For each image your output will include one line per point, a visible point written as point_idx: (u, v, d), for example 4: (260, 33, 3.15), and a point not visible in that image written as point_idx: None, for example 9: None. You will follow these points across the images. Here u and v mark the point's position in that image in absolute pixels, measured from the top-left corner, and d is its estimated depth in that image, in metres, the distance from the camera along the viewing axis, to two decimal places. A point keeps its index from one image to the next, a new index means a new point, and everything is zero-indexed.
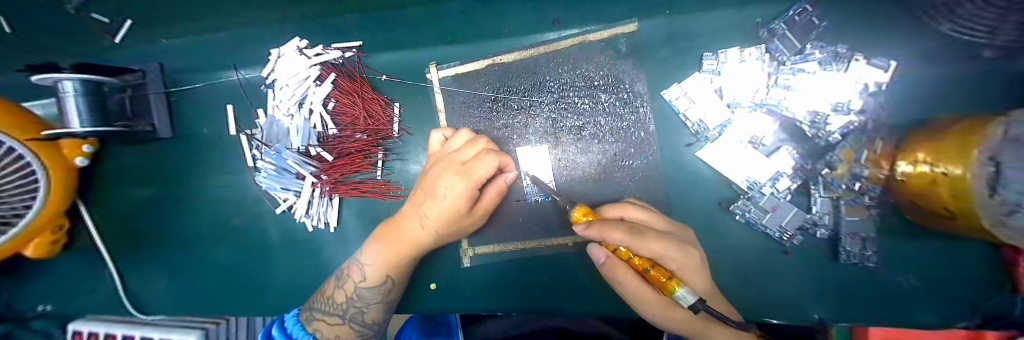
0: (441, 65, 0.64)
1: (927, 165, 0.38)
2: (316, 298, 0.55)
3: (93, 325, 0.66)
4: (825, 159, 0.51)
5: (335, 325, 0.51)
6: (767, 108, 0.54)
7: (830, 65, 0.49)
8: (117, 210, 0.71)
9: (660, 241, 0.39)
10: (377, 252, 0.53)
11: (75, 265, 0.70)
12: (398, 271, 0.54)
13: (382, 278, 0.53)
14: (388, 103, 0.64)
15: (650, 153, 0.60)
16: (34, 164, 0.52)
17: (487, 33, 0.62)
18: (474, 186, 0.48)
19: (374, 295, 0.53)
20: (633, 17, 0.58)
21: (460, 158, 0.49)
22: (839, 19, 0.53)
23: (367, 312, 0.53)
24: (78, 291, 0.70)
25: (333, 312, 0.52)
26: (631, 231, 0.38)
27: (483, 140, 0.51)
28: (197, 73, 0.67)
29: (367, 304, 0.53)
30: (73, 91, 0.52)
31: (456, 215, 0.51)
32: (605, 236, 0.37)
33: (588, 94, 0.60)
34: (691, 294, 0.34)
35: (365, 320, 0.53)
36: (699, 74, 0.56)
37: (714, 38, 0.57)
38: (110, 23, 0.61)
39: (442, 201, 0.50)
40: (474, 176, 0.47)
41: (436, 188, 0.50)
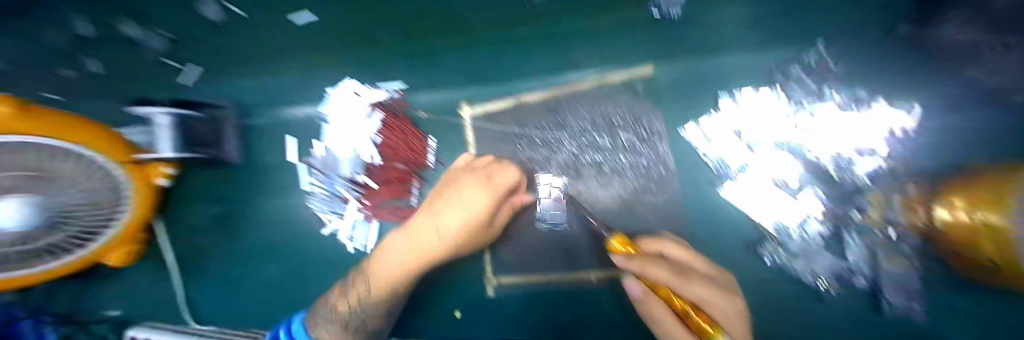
0: (471, 103, 0.70)
1: (968, 215, 0.40)
2: (341, 291, 0.67)
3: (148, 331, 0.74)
4: (854, 202, 0.51)
5: (346, 308, 0.65)
6: (787, 149, 0.55)
7: (847, 108, 0.53)
8: (177, 226, 0.79)
9: (704, 287, 0.52)
10: (399, 249, 0.64)
11: (145, 277, 0.78)
12: (392, 289, 0.63)
13: (388, 289, 0.63)
14: (423, 136, 0.72)
15: (672, 189, 0.60)
16: (124, 183, 0.63)
17: (513, 75, 0.68)
18: (495, 196, 0.63)
19: (382, 298, 0.63)
20: (648, 60, 0.62)
21: (483, 175, 0.65)
22: (864, 58, 0.52)
23: (368, 321, 0.64)
24: (139, 299, 0.79)
25: (338, 319, 0.64)
26: (676, 273, 0.53)
27: (503, 157, 0.69)
28: (263, 108, 0.77)
29: (371, 313, 0.64)
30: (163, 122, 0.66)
31: (472, 226, 0.62)
32: (646, 269, 0.53)
33: (607, 132, 0.64)
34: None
35: (370, 322, 0.64)
36: (715, 114, 0.58)
37: (729, 79, 0.58)
38: (181, 67, 0.73)
39: (464, 211, 0.62)
40: (496, 188, 0.64)
41: (460, 198, 0.63)
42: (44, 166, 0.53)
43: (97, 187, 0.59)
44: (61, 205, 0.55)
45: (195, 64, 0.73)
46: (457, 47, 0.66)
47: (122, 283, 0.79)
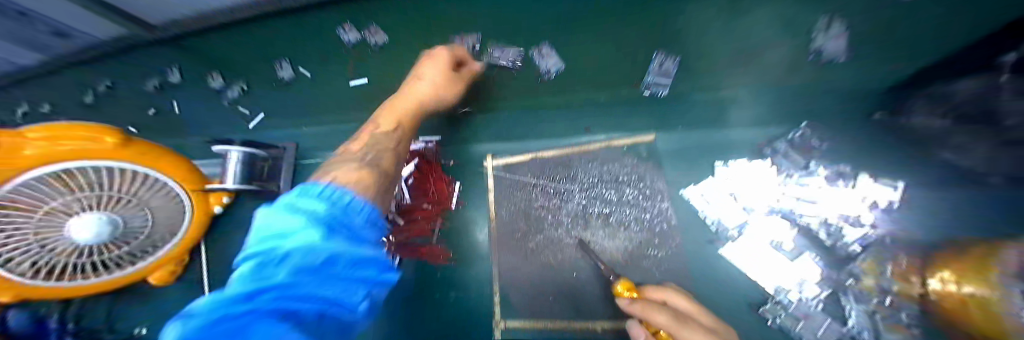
0: (496, 156, 0.81)
1: (957, 285, 0.40)
2: (333, 167, 0.52)
3: None
4: (847, 269, 0.54)
5: (349, 173, 0.49)
6: (782, 213, 0.59)
7: (837, 181, 0.58)
8: (221, 250, 0.87)
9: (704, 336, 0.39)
10: (387, 119, 0.66)
11: (182, 294, 0.85)
12: (395, 141, 0.63)
13: (393, 143, 0.63)
14: (450, 182, 0.82)
15: (674, 244, 0.64)
16: (184, 203, 0.73)
17: (533, 135, 0.80)
18: (445, 58, 0.67)
19: (388, 154, 0.60)
20: (650, 130, 0.72)
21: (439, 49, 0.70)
22: (834, 142, 0.62)
23: (382, 159, 0.57)
24: (170, 317, 0.85)
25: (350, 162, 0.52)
26: (676, 318, 0.43)
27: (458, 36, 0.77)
28: (319, 150, 0.91)
29: (373, 162, 0.55)
30: (235, 158, 0.75)
31: (442, 74, 0.67)
32: (649, 315, 0.44)
33: (614, 187, 0.71)
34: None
35: (383, 168, 0.55)
36: (712, 179, 0.65)
37: (721, 150, 0.67)
38: (248, 113, 0.94)
39: (435, 64, 0.67)
40: (453, 48, 0.69)
41: (426, 65, 0.69)
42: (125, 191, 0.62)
43: (162, 206, 0.68)
44: (130, 222, 0.64)
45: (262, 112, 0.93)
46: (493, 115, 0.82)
47: (160, 299, 0.85)
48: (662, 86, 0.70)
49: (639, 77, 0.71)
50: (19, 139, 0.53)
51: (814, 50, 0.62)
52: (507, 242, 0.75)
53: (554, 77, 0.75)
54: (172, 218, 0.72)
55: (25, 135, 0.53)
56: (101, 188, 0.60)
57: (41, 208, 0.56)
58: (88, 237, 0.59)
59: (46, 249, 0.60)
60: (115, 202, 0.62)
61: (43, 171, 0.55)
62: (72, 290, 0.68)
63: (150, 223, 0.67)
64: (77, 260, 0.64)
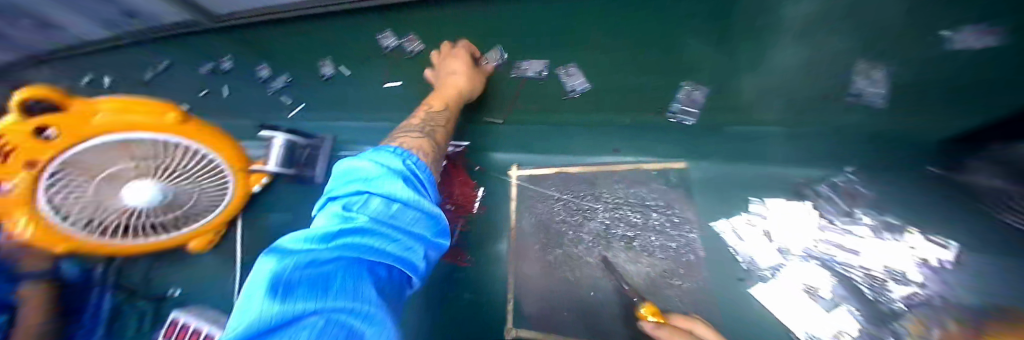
0: (522, 166, 0.83)
1: None
2: (395, 137, 0.61)
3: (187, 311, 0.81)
4: (890, 327, 0.50)
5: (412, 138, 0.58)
6: (822, 260, 0.57)
7: (883, 233, 0.55)
8: (255, 226, 0.93)
9: None
10: (428, 107, 0.71)
11: (216, 264, 0.91)
12: (442, 125, 0.68)
13: (441, 125, 0.68)
14: (474, 187, 0.84)
15: (699, 276, 0.63)
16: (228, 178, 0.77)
17: (561, 149, 0.81)
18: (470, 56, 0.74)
19: (438, 131, 0.67)
20: (682, 157, 0.72)
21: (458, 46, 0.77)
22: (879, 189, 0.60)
23: (438, 134, 0.66)
24: (201, 283, 0.90)
25: (411, 135, 0.60)
26: None
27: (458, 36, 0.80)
28: (354, 143, 0.95)
29: (426, 134, 0.63)
30: (279, 145, 0.79)
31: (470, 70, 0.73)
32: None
33: (639, 210, 0.71)
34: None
35: (437, 140, 0.64)
36: (745, 215, 0.64)
37: (757, 186, 0.65)
38: (290, 103, 0.99)
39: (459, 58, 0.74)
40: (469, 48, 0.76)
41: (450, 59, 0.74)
42: (178, 164, 0.65)
43: (210, 179, 0.73)
44: (180, 190, 0.69)
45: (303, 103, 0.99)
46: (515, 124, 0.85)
47: (197, 267, 0.92)
48: (689, 114, 0.70)
49: (666, 105, 0.71)
50: (88, 108, 0.52)
51: (851, 92, 0.57)
52: (525, 252, 0.76)
53: (578, 96, 0.76)
54: (215, 193, 0.77)
55: (95, 104, 0.53)
56: (154, 159, 0.62)
57: (102, 172, 0.59)
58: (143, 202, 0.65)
59: (103, 209, 0.64)
60: (169, 173, 0.66)
61: (103, 140, 0.56)
62: (118, 249, 0.73)
63: (198, 192, 0.73)
64: (130, 221, 0.69)
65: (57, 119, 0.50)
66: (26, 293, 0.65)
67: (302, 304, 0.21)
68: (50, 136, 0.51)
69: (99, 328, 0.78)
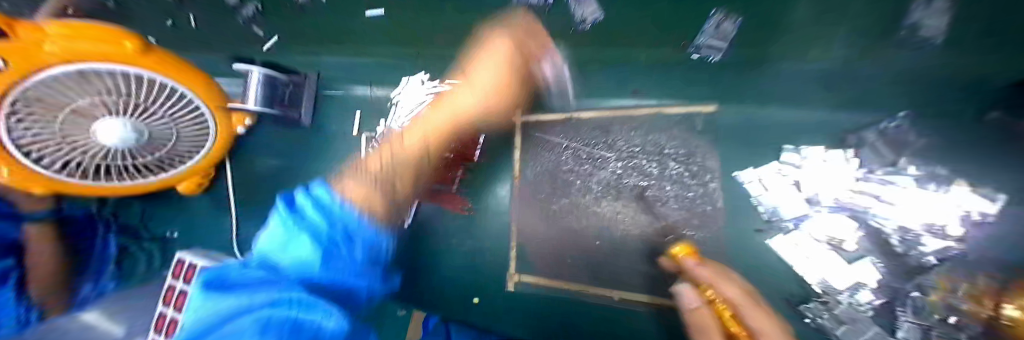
0: (526, 111, 0.75)
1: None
2: (348, 177, 0.43)
3: (188, 254, 0.81)
4: (916, 281, 0.48)
5: (360, 190, 0.38)
6: (854, 213, 0.52)
7: (924, 183, 0.49)
8: (247, 171, 0.89)
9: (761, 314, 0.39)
10: (415, 134, 0.56)
11: (213, 207, 0.90)
12: (405, 168, 0.50)
13: (410, 168, 0.51)
14: (474, 133, 0.77)
15: (712, 227, 0.60)
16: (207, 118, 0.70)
17: (572, 92, 0.72)
18: (511, 57, 0.62)
19: (404, 179, 0.48)
20: (712, 100, 0.63)
21: (500, 48, 0.62)
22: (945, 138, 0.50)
23: (395, 189, 0.44)
24: (205, 226, 0.91)
25: (365, 181, 0.41)
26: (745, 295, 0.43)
27: (523, 19, 0.64)
28: (342, 83, 0.86)
29: (388, 181, 0.44)
30: (256, 79, 0.70)
31: (501, 77, 0.63)
32: (721, 282, 0.45)
33: (656, 159, 0.65)
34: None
35: (394, 195, 0.43)
36: (776, 164, 0.58)
37: (795, 133, 0.58)
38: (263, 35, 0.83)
39: (488, 73, 0.62)
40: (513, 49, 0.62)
41: (478, 73, 0.63)
42: (151, 100, 0.58)
43: (185, 119, 0.66)
44: (155, 130, 0.62)
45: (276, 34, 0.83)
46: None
47: (196, 209, 0.92)
48: (718, 49, 0.58)
49: (692, 35, 0.59)
50: (39, 33, 0.44)
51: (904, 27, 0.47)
52: (528, 201, 0.73)
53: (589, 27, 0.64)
54: (194, 133, 0.70)
55: (44, 29, 0.45)
56: (123, 94, 0.55)
57: (67, 107, 0.51)
58: (114, 141, 0.57)
59: (79, 150, 0.58)
60: (139, 110, 0.58)
61: (68, 70, 0.48)
62: (105, 189, 0.69)
63: (175, 134, 0.66)
64: (112, 163, 0.64)
65: (6, 46, 0.42)
66: (32, 234, 0.66)
67: (234, 306, 0.24)
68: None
69: (109, 266, 0.82)
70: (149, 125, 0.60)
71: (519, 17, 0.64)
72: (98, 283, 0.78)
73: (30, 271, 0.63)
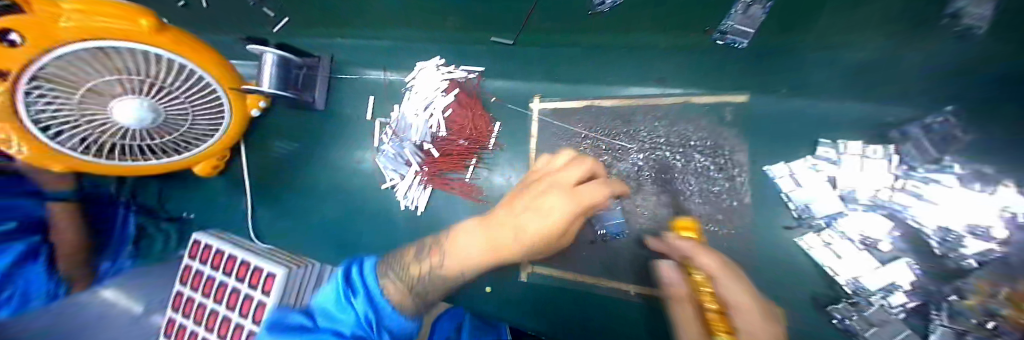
0: (544, 97, 0.73)
1: None
2: (389, 266, 0.51)
3: (204, 236, 0.82)
4: (953, 284, 0.45)
5: (395, 284, 0.46)
6: (889, 211, 0.50)
7: (972, 184, 0.44)
8: (261, 154, 0.89)
9: (739, 295, 0.40)
10: (479, 250, 0.53)
11: (228, 189, 0.91)
12: (454, 275, 0.54)
13: (456, 273, 0.54)
14: (490, 121, 0.75)
15: (737, 223, 0.58)
16: (222, 100, 0.69)
17: (594, 79, 0.70)
18: (574, 213, 0.53)
19: (444, 279, 0.54)
20: (743, 90, 0.60)
21: (567, 179, 0.55)
22: None
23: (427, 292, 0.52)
24: (221, 207, 0.92)
25: (404, 278, 0.49)
26: (724, 270, 0.42)
27: (586, 163, 0.58)
28: (353, 67, 0.83)
29: (436, 282, 0.53)
30: (270, 61, 0.68)
31: (551, 237, 0.55)
32: (700, 256, 0.44)
33: (681, 151, 0.62)
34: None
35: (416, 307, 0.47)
36: (810, 159, 0.55)
37: (830, 126, 0.55)
38: (273, 16, 0.81)
39: (547, 216, 0.52)
40: (582, 199, 0.52)
41: (542, 200, 0.54)
42: (166, 80, 0.58)
43: (200, 101, 0.65)
44: (169, 110, 0.61)
45: (286, 17, 0.81)
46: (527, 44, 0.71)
47: (213, 191, 0.93)
48: (744, 35, 0.56)
49: (715, 22, 0.58)
50: (54, 8, 0.44)
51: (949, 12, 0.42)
52: None
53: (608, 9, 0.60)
54: (212, 115, 0.70)
55: (58, 3, 0.44)
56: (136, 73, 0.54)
57: (82, 86, 0.51)
58: (131, 121, 0.56)
59: (96, 128, 0.58)
60: (156, 91, 0.57)
61: (91, 45, 0.49)
62: (127, 169, 0.70)
63: (190, 116, 0.65)
64: (130, 142, 0.64)
65: (24, 21, 0.42)
66: (58, 213, 0.70)
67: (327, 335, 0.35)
68: (15, 41, 0.43)
69: (127, 247, 0.85)
70: (165, 106, 0.59)
71: (584, 165, 0.56)
72: (116, 261, 0.82)
73: (57, 248, 0.69)
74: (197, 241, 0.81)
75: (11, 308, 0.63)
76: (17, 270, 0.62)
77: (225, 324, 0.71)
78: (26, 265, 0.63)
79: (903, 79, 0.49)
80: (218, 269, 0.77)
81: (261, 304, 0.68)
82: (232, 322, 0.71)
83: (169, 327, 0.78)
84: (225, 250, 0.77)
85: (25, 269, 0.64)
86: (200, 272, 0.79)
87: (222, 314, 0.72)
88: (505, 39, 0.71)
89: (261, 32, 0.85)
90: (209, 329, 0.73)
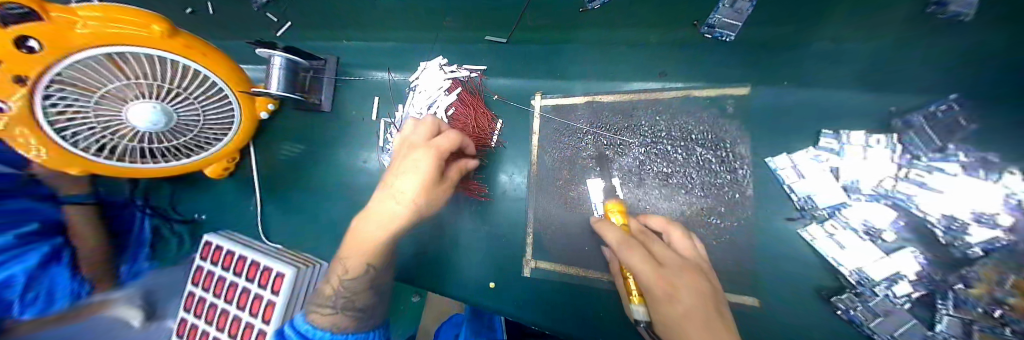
0: (546, 94, 0.74)
1: None
2: (315, 302, 0.61)
3: (215, 236, 0.84)
4: (959, 273, 0.45)
5: (327, 315, 0.58)
6: (891, 200, 0.50)
7: (975, 172, 0.45)
8: (269, 155, 0.91)
9: (639, 259, 0.45)
10: (378, 229, 0.57)
11: (238, 190, 0.93)
12: (376, 259, 0.60)
13: (363, 266, 0.59)
14: (493, 119, 0.76)
15: (740, 215, 0.58)
16: (233, 104, 0.72)
17: (595, 75, 0.71)
18: (436, 168, 0.56)
19: (354, 284, 0.60)
20: (745, 82, 0.61)
21: (417, 140, 0.59)
22: None
23: (353, 300, 0.60)
24: (230, 208, 0.94)
25: (325, 305, 0.59)
26: (624, 239, 0.48)
27: (428, 122, 0.61)
28: (357, 68, 0.84)
29: (352, 293, 0.60)
30: (279, 65, 0.69)
31: (428, 192, 0.58)
32: (603, 231, 0.53)
33: (682, 145, 0.62)
34: (639, 315, 0.49)
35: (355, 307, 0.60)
36: (813, 150, 0.55)
37: (833, 117, 0.55)
38: (277, 20, 0.84)
39: (409, 175, 0.55)
40: (435, 145, 0.56)
41: (406, 163, 0.57)
42: (177, 82, 0.60)
43: (211, 103, 0.67)
44: (181, 114, 0.63)
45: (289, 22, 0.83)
46: (520, 42, 0.74)
47: (223, 192, 0.95)
48: (731, 27, 0.60)
49: (703, 15, 0.61)
50: (71, 16, 0.45)
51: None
52: (545, 188, 0.72)
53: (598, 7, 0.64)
54: (222, 117, 0.72)
55: (75, 11, 0.45)
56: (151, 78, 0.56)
57: (99, 89, 0.53)
58: (146, 125, 0.59)
59: (111, 132, 0.60)
60: (169, 94, 0.60)
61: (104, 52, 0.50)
62: (136, 172, 0.72)
63: (201, 120, 0.68)
64: (143, 146, 0.66)
65: (42, 28, 0.43)
66: (72, 214, 0.72)
67: None
68: (33, 48, 0.44)
69: (145, 249, 0.87)
70: (177, 109, 0.62)
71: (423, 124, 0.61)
72: (134, 265, 0.84)
73: (79, 252, 0.71)
74: (208, 242, 0.83)
75: (37, 309, 0.64)
76: (42, 272, 0.63)
77: (236, 323, 0.73)
78: (49, 267, 0.65)
79: (905, 66, 0.50)
80: (228, 271, 0.79)
81: (271, 303, 0.70)
82: (243, 321, 0.73)
83: (181, 326, 0.80)
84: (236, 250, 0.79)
85: (49, 270, 0.65)
86: (211, 273, 0.81)
87: (233, 314, 0.74)
88: (498, 38, 0.74)
89: (268, 36, 0.87)
90: (221, 328, 0.75)
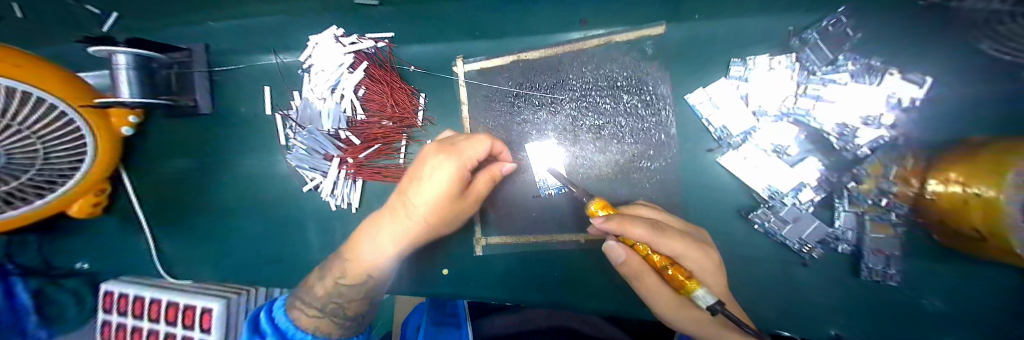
0: (467, 59, 0.67)
1: (958, 185, 0.36)
2: (302, 295, 0.57)
3: (113, 284, 0.71)
4: (852, 172, 0.50)
5: (315, 317, 0.53)
6: (794, 118, 0.52)
7: (862, 78, 0.47)
8: (160, 178, 0.77)
9: (677, 240, 0.43)
10: (389, 239, 0.52)
11: (132, 224, 0.79)
12: (377, 270, 0.55)
13: (365, 275, 0.54)
14: (413, 93, 0.68)
15: (668, 153, 0.59)
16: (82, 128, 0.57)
17: (515, 29, 0.64)
18: (461, 181, 0.48)
19: (353, 292, 0.55)
20: (661, 20, 0.59)
21: (454, 141, 0.50)
22: (894, 21, 0.47)
23: (347, 307, 0.55)
24: (130, 247, 0.80)
25: (314, 306, 0.54)
26: (652, 228, 0.42)
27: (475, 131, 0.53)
28: (241, 55, 0.71)
29: (346, 300, 0.55)
30: (125, 64, 0.55)
31: (442, 208, 0.51)
32: (628, 228, 0.40)
33: (609, 94, 0.61)
34: (709, 295, 0.36)
35: (349, 310, 0.55)
36: (725, 80, 0.56)
37: (741, 43, 0.55)
38: (99, 12, 0.68)
39: (426, 186, 0.47)
40: (466, 156, 0.46)
41: (421, 171, 0.48)
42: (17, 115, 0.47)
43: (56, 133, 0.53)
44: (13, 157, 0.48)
45: (115, 11, 0.68)
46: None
47: (113, 229, 0.80)
48: None
49: None
50: None
51: None
52: None
53: None
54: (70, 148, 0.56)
55: None
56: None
57: None
58: None
59: None
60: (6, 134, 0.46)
61: None
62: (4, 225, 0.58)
63: (40, 157, 0.52)
64: None
65: None
66: None
67: None
68: None
69: (31, 316, 0.72)
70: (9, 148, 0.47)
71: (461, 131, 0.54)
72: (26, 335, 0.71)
73: None
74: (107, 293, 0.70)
75: None
76: None
77: None
78: None
79: None
80: (142, 318, 0.67)
81: None
82: None
83: None
84: (142, 295, 0.67)
85: None
86: (123, 325, 0.69)
87: None
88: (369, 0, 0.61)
89: (88, 25, 0.69)
90: None
